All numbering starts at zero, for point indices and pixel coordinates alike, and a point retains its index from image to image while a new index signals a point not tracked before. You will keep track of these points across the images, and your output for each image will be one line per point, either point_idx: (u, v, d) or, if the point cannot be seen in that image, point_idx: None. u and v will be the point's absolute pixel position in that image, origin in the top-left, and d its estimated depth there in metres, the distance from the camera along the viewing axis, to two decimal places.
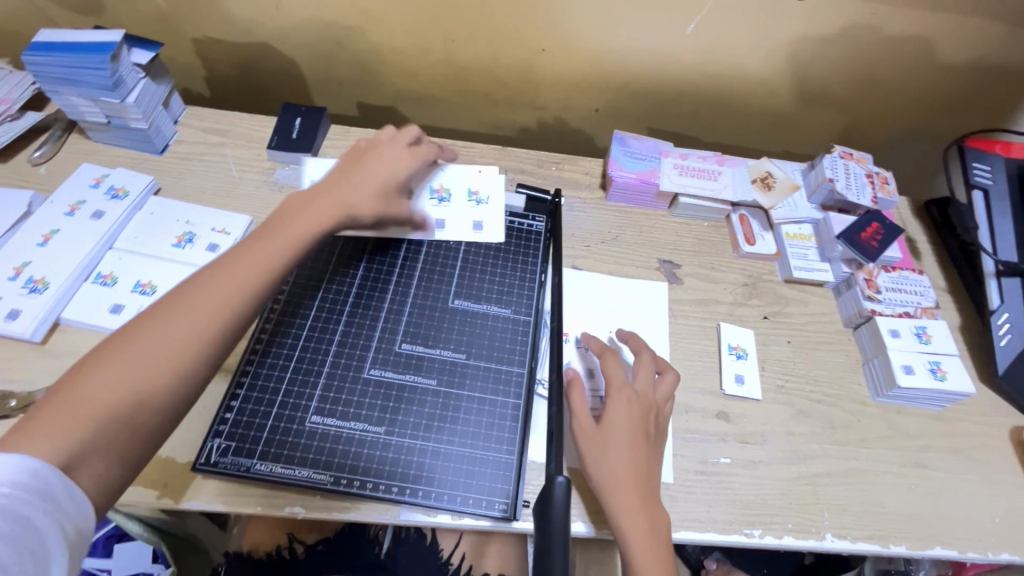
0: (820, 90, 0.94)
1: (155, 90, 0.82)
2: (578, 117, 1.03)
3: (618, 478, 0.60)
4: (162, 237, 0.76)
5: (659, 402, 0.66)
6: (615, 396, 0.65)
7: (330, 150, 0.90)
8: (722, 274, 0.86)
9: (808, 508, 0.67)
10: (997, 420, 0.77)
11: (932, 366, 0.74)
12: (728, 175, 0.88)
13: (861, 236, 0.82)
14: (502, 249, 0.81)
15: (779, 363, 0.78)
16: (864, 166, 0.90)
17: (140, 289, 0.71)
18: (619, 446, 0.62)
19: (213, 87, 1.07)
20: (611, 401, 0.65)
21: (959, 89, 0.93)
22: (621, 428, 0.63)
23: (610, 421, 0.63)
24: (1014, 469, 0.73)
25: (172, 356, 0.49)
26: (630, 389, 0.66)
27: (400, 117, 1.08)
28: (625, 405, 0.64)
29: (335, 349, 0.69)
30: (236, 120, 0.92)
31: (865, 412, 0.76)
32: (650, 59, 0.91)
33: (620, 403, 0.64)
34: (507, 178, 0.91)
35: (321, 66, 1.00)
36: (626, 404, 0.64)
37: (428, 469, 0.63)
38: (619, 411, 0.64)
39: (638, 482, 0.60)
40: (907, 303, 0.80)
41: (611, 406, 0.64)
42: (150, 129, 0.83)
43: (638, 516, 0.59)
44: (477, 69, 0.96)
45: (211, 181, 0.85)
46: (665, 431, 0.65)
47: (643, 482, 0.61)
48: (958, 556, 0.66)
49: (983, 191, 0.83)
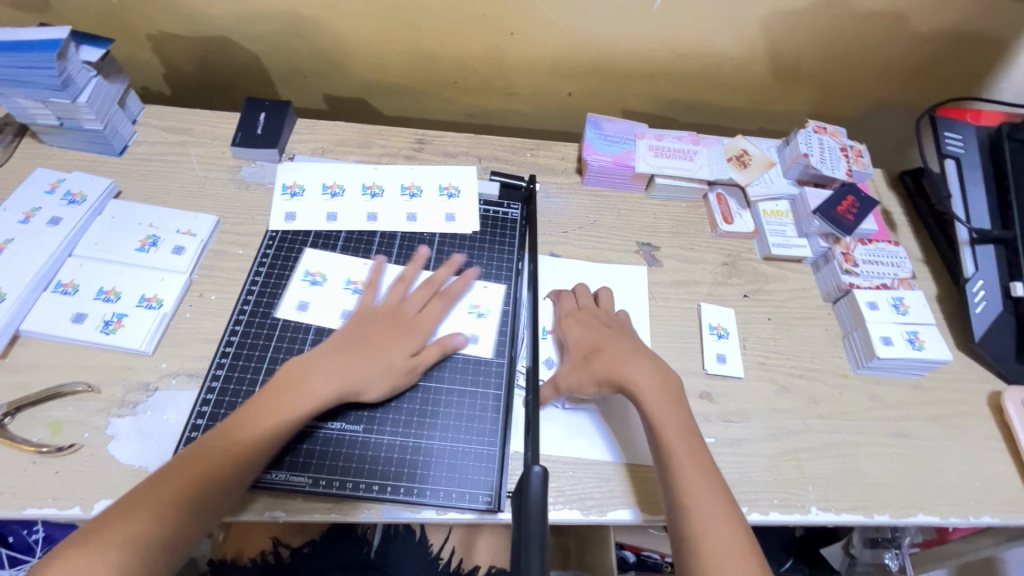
0: (792, 65, 0.94)
1: (108, 89, 0.79)
2: (552, 102, 1.01)
3: (613, 374, 0.64)
4: (123, 242, 0.73)
5: (609, 314, 0.73)
6: (570, 321, 0.72)
7: (296, 145, 0.88)
8: (701, 254, 0.85)
9: (792, 483, 0.67)
10: (975, 385, 0.78)
11: (909, 336, 0.75)
12: (703, 154, 0.87)
13: (837, 210, 0.82)
14: (477, 238, 0.80)
15: (760, 341, 0.78)
16: (839, 140, 0.90)
17: (103, 296, 0.68)
18: (593, 352, 0.67)
19: (173, 85, 1.04)
20: (570, 336, 0.70)
21: (930, 59, 0.92)
22: (586, 347, 0.68)
23: (578, 343, 0.69)
24: (992, 433, 0.74)
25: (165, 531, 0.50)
26: (580, 313, 0.72)
27: (370, 109, 1.05)
28: (580, 327, 0.70)
29: (308, 349, 0.68)
30: (197, 117, 0.89)
31: (847, 384, 0.76)
32: (621, 41, 0.90)
33: (577, 328, 0.70)
34: (481, 166, 0.89)
35: (284, 59, 0.97)
36: (580, 325, 0.71)
37: (410, 466, 0.62)
38: (580, 331, 0.70)
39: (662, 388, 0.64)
40: (885, 275, 0.80)
41: (571, 331, 0.70)
42: (106, 129, 0.80)
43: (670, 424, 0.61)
44: (445, 56, 0.94)
45: (174, 182, 0.82)
46: (634, 335, 0.70)
47: (635, 369, 0.65)
48: (940, 521, 0.67)
49: (955, 160, 0.83)
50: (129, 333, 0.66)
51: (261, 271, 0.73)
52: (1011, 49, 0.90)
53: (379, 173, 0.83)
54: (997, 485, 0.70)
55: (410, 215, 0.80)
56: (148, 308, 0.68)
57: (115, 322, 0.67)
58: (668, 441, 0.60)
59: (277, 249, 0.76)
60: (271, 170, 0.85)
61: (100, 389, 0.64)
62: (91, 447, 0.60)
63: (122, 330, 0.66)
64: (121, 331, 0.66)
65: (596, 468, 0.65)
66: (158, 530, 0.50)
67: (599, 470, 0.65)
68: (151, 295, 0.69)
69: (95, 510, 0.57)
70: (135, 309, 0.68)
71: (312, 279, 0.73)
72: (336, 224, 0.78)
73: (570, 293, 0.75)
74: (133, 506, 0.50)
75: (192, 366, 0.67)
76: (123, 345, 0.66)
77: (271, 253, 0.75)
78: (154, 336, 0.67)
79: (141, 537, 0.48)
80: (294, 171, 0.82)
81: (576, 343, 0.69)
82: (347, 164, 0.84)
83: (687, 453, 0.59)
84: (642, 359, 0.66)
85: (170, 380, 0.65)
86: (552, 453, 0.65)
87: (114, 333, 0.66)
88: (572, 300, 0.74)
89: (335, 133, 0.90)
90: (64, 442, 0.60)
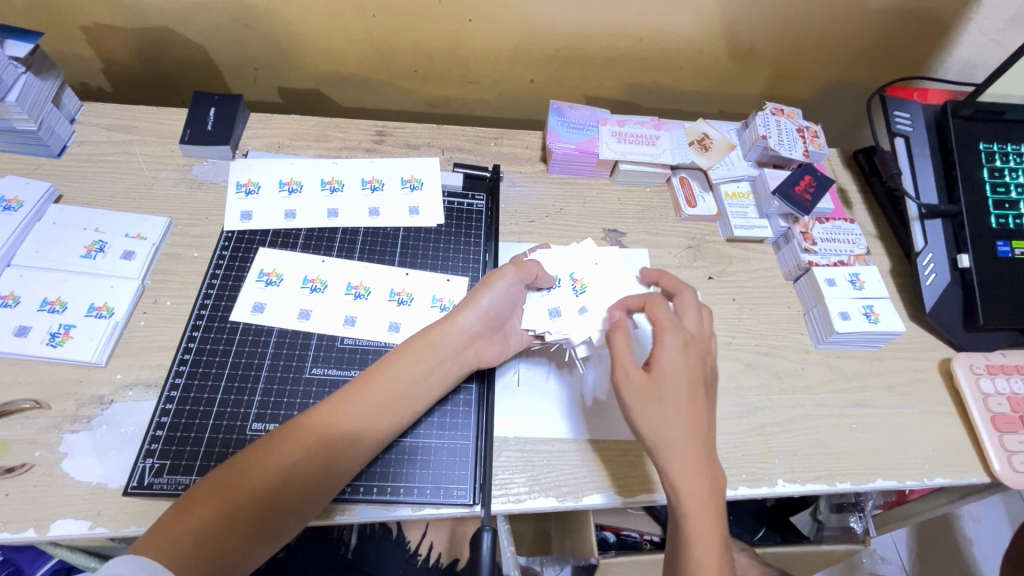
0: (750, 47, 0.95)
1: (40, 87, 0.74)
2: (514, 89, 1.00)
3: (664, 423, 0.57)
4: (67, 249, 0.69)
5: (705, 343, 0.62)
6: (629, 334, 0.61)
7: (250, 140, 0.85)
8: (667, 238, 0.86)
9: (759, 457, 0.69)
10: (927, 354, 0.82)
11: (866, 310, 0.78)
12: (666, 139, 0.87)
13: (796, 190, 0.83)
14: (441, 231, 0.79)
15: (725, 321, 0.80)
16: (795, 121, 0.92)
17: (48, 307, 0.65)
18: (654, 388, 0.58)
19: (115, 79, 0.98)
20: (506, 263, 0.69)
21: (880, 38, 0.95)
22: (515, 268, 0.66)
23: (662, 367, 0.58)
24: (944, 398, 0.78)
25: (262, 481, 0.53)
26: (685, 333, 0.60)
27: (328, 101, 1.02)
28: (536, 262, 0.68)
29: (272, 350, 0.66)
30: (142, 114, 0.85)
31: (808, 359, 0.79)
32: (580, 26, 0.89)
33: (673, 347, 0.59)
34: (444, 157, 0.88)
35: (233, 51, 0.93)
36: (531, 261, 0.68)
37: (382, 466, 0.62)
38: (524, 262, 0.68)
39: (697, 444, 0.57)
40: (841, 252, 0.83)
41: (661, 349, 0.59)
42: (41, 130, 0.75)
43: (696, 478, 0.56)
44: (402, 45, 0.91)
45: (120, 183, 0.78)
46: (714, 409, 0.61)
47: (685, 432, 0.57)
48: (897, 485, 0.70)
49: (904, 138, 0.86)
50: (78, 344, 0.63)
51: (216, 275, 0.71)
52: (953, 28, 0.93)
53: (338, 168, 0.80)
54: (949, 448, 0.74)
55: (372, 210, 0.78)
56: (99, 317, 0.65)
57: (62, 333, 0.64)
58: (688, 515, 0.55)
59: (232, 254, 0.73)
60: (224, 167, 0.82)
61: (49, 405, 0.61)
62: (44, 466, 0.57)
63: (70, 342, 0.63)
64: (69, 343, 0.63)
65: (569, 453, 0.65)
66: (256, 478, 0.53)
67: (573, 457, 0.65)
68: (100, 304, 0.66)
69: (52, 531, 0.54)
70: (84, 319, 0.65)
71: (267, 279, 0.71)
72: (295, 222, 0.76)
73: (661, 301, 0.62)
74: (234, 465, 0.54)
75: (150, 376, 0.64)
76: (72, 358, 0.63)
77: (226, 256, 0.72)
78: (107, 346, 0.64)
79: (244, 483, 0.52)
80: (249, 168, 0.79)
81: (657, 366, 0.59)
82: (305, 159, 0.81)
83: (706, 525, 0.55)
84: (695, 419, 0.57)
85: (127, 392, 0.63)
86: (532, 438, 0.66)
87: (62, 346, 0.63)
88: (690, 314, 0.62)
89: (290, 127, 0.87)
90: (13, 462, 0.57)
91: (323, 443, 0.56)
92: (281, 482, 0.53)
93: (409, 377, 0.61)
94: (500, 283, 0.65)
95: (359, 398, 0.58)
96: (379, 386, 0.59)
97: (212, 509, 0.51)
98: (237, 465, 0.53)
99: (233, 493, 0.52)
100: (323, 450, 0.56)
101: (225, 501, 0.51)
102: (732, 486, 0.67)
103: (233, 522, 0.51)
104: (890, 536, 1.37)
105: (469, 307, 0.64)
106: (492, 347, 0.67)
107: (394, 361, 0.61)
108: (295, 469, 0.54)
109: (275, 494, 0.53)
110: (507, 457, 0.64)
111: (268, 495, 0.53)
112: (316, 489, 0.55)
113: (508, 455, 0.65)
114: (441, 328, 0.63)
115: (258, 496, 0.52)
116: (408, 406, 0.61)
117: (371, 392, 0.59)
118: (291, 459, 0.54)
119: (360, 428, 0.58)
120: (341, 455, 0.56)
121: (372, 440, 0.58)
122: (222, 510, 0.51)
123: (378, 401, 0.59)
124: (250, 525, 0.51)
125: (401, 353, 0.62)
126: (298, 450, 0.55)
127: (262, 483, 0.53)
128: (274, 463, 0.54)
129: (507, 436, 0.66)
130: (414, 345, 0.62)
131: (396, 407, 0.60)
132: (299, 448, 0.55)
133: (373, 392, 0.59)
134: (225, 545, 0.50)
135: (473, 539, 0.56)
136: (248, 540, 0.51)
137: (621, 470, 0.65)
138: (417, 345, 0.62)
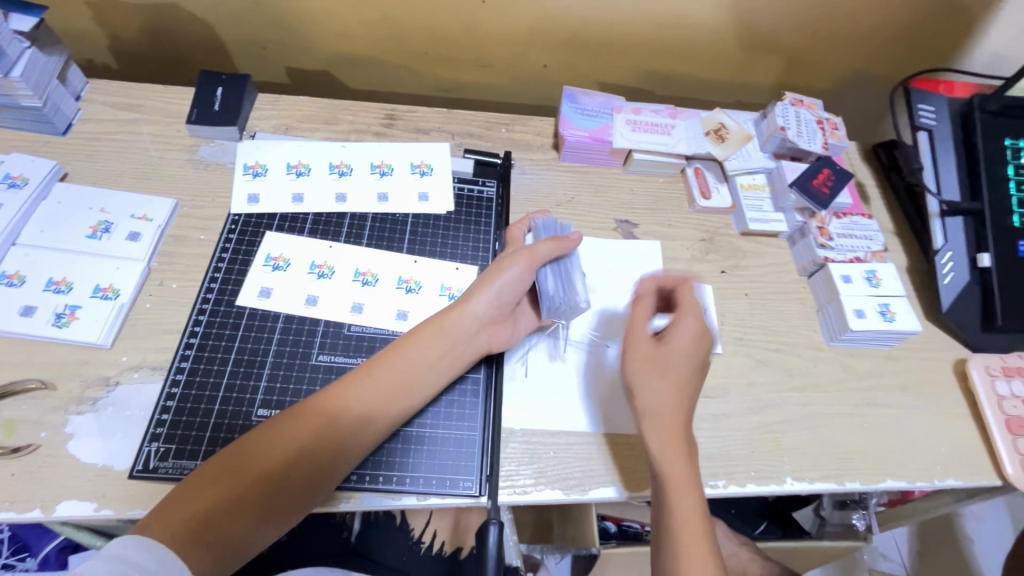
0: (770, 35, 0.92)
1: (45, 62, 0.73)
2: (527, 73, 0.98)
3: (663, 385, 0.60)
4: (73, 228, 0.68)
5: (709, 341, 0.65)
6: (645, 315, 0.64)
7: (258, 122, 0.83)
8: (680, 230, 0.85)
9: (768, 455, 0.68)
10: (941, 354, 0.80)
11: (882, 308, 0.76)
12: (682, 128, 0.85)
13: (813, 183, 0.82)
14: (449, 217, 0.77)
15: (737, 316, 0.79)
16: (815, 112, 0.89)
17: (53, 287, 0.64)
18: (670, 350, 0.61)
19: (121, 56, 0.97)
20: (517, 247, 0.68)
21: (906, 27, 0.92)
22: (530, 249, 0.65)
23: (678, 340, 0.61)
24: (957, 400, 0.77)
25: (270, 462, 0.53)
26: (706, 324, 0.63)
27: (337, 82, 1.00)
28: (550, 243, 0.66)
29: (278, 337, 0.66)
30: (148, 92, 0.83)
31: (821, 356, 0.77)
32: (596, 8, 0.86)
33: (690, 327, 0.62)
34: (454, 143, 0.86)
35: (241, 29, 0.91)
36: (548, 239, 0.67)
37: (388, 455, 0.61)
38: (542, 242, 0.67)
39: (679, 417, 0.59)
40: (858, 248, 0.81)
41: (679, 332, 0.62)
42: (46, 107, 0.74)
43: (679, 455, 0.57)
44: (414, 25, 0.89)
45: (126, 163, 0.77)
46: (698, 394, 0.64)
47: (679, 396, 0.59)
48: (907, 485, 0.70)
49: (928, 132, 0.84)
50: (84, 326, 0.63)
51: (222, 260, 0.70)
52: (983, 19, 0.90)
53: (347, 152, 0.79)
54: (961, 449, 0.73)
55: (380, 195, 0.77)
56: (105, 299, 0.65)
57: (68, 314, 0.63)
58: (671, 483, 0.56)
59: (238, 238, 0.72)
60: (231, 149, 0.80)
61: (55, 386, 0.60)
62: (49, 447, 0.57)
63: (76, 324, 0.63)
64: (75, 324, 0.63)
65: (576, 446, 0.65)
66: (262, 462, 0.53)
67: (580, 449, 0.65)
68: (106, 285, 0.66)
69: (57, 512, 0.54)
70: (89, 300, 0.64)
71: (274, 264, 0.70)
72: (303, 206, 0.75)
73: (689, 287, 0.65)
74: (241, 445, 0.53)
75: (156, 359, 0.64)
76: (77, 339, 0.62)
77: (232, 240, 0.71)
78: (112, 328, 0.64)
79: (250, 466, 0.52)
80: (256, 150, 0.78)
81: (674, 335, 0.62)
82: (313, 141, 0.80)
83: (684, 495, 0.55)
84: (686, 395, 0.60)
85: (133, 374, 0.62)
86: (542, 429, 0.65)
87: (68, 327, 0.63)
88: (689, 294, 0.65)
89: (299, 108, 0.86)
90: (19, 443, 0.57)
91: (331, 425, 0.55)
92: (285, 466, 0.53)
93: (417, 363, 0.60)
94: (511, 269, 0.64)
95: (368, 383, 0.58)
96: (388, 371, 0.59)
97: (217, 491, 0.50)
98: (243, 447, 0.53)
99: (238, 476, 0.51)
100: (332, 432, 0.55)
101: (231, 483, 0.51)
102: (741, 482, 0.66)
103: (239, 504, 0.51)
104: (891, 533, 1.37)
105: (480, 292, 0.64)
106: (503, 332, 0.67)
107: (404, 347, 0.60)
108: (301, 454, 0.54)
109: (281, 480, 0.53)
110: (514, 448, 0.64)
111: (274, 475, 0.52)
112: (320, 477, 0.54)
113: (515, 446, 0.64)
114: (449, 314, 0.63)
115: (264, 476, 0.52)
116: (414, 391, 0.60)
117: (381, 373, 0.59)
118: (298, 442, 0.54)
119: (371, 410, 0.57)
120: (347, 443, 0.56)
121: (379, 430, 0.58)
122: (226, 491, 0.51)
123: (386, 389, 0.58)
124: (254, 507, 0.51)
125: (410, 336, 0.61)
126: (305, 436, 0.54)
127: (269, 463, 0.53)
128: (282, 441, 0.53)
129: (515, 426, 0.65)
130: (425, 333, 0.62)
131: (406, 390, 0.59)
132: (306, 434, 0.54)
133: (380, 379, 0.58)
134: (228, 530, 0.50)
135: (479, 532, 0.55)
136: (253, 525, 0.51)
137: (629, 464, 0.64)
138: (427, 326, 0.62)
